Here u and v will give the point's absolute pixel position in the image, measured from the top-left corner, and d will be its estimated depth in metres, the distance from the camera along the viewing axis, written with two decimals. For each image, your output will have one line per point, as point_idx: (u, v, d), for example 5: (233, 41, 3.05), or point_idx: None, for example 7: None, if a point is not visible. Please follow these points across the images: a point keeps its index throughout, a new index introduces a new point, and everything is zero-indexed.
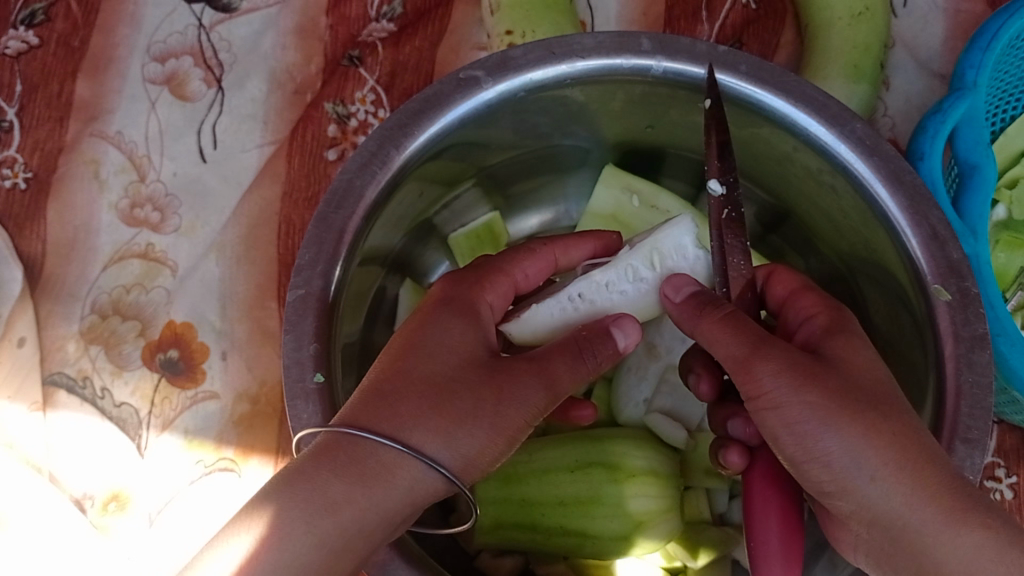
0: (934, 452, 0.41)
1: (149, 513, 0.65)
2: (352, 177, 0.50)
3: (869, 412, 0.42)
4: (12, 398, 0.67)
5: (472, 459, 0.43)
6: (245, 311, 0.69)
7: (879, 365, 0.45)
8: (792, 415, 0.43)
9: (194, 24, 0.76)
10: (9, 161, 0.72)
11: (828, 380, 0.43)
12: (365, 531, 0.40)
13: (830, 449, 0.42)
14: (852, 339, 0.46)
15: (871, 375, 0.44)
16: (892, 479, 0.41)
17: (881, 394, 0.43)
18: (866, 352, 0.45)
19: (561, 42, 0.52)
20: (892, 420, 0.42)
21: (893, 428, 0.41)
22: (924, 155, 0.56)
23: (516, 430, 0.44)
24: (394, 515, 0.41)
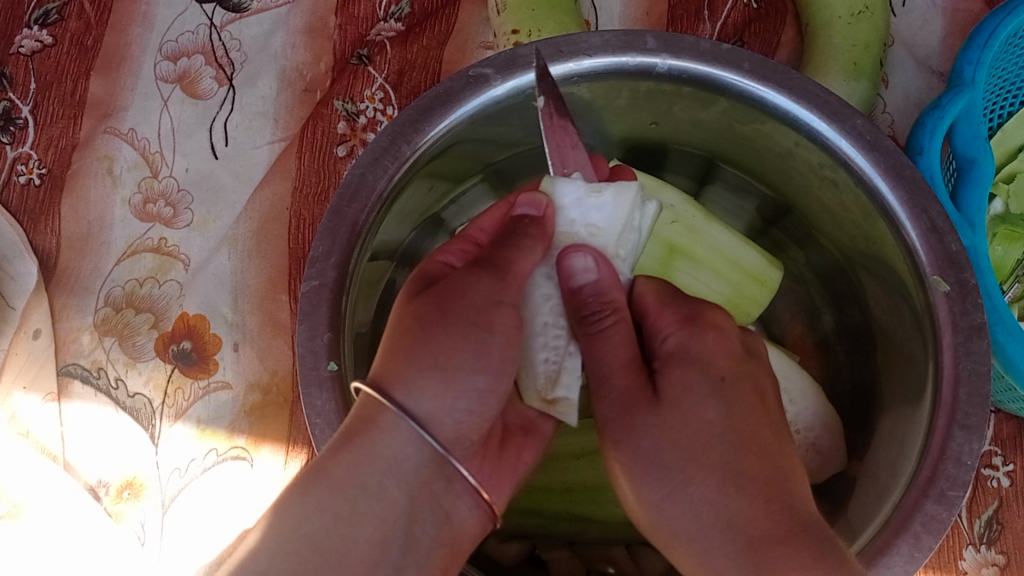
0: (738, 517, 0.41)
1: (164, 500, 0.66)
2: (364, 170, 0.52)
3: (671, 478, 0.44)
4: (27, 387, 0.69)
5: (455, 386, 0.43)
6: (256, 303, 0.70)
7: (715, 405, 0.44)
8: (628, 464, 0.45)
9: (205, 23, 0.77)
10: (24, 157, 0.73)
11: (642, 442, 0.45)
12: (375, 485, 0.42)
13: (660, 501, 0.44)
14: (689, 374, 0.45)
15: (692, 422, 0.44)
16: (699, 535, 0.43)
17: (696, 445, 0.43)
18: (701, 388, 0.44)
19: (568, 41, 0.54)
20: (701, 484, 0.43)
21: (699, 494, 0.43)
22: (922, 151, 0.58)
23: (476, 327, 0.43)
24: (402, 460, 0.42)
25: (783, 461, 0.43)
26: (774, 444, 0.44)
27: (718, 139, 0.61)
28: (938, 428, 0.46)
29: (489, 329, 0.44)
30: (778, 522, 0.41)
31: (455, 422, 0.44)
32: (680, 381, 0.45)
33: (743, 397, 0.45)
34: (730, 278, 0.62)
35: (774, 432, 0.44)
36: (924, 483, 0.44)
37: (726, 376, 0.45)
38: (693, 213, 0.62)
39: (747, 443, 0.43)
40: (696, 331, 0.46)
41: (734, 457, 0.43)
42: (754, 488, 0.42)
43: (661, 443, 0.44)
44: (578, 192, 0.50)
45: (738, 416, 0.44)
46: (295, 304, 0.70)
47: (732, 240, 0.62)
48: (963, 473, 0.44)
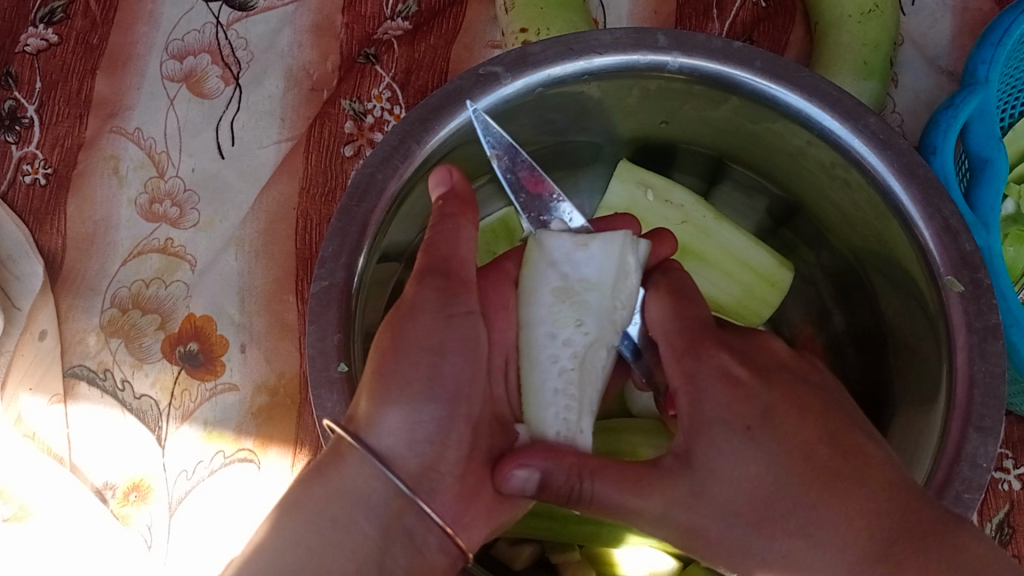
0: (835, 553, 0.39)
1: (171, 502, 0.66)
2: (373, 170, 0.51)
3: (753, 540, 0.41)
4: (33, 389, 0.68)
5: (415, 415, 0.43)
6: (263, 304, 0.70)
7: (755, 456, 0.41)
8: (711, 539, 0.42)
9: (211, 22, 0.77)
10: (30, 157, 0.73)
11: (708, 524, 0.41)
12: (343, 519, 0.41)
13: (755, 563, 0.41)
14: (716, 434, 0.42)
15: (742, 485, 0.41)
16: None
17: (759, 504, 0.40)
18: (731, 448, 0.41)
19: (578, 39, 0.53)
20: (781, 536, 0.40)
21: (783, 547, 0.40)
22: (937, 150, 0.57)
23: (428, 353, 0.44)
24: (369, 493, 0.42)
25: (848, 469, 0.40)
26: (834, 460, 0.40)
27: (729, 138, 0.60)
28: (953, 430, 0.45)
29: (439, 353, 0.44)
30: (869, 541, 0.38)
31: (416, 456, 0.43)
32: (706, 445, 0.42)
33: (780, 434, 0.41)
34: (740, 278, 0.62)
35: (826, 442, 0.41)
36: (939, 486, 0.44)
37: (752, 422, 0.41)
38: (704, 212, 0.62)
39: (804, 476, 0.40)
40: (700, 386, 0.44)
41: (797, 496, 0.40)
42: (835, 518, 0.39)
43: (727, 517, 0.41)
44: (566, 244, 0.50)
45: (778, 457, 0.40)
46: (302, 305, 0.70)
47: (743, 240, 0.62)
48: (978, 475, 0.43)
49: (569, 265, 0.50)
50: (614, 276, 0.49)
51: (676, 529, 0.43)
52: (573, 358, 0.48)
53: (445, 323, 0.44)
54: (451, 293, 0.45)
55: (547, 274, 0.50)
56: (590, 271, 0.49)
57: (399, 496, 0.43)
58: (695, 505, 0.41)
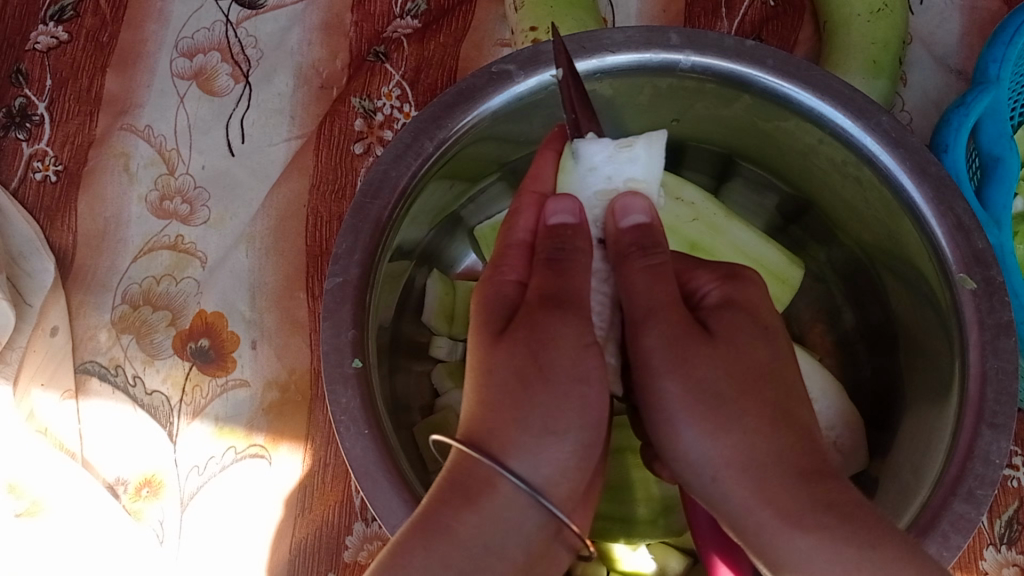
0: (799, 455, 0.38)
1: (183, 497, 0.66)
2: (387, 168, 0.51)
3: (725, 409, 0.39)
4: (45, 385, 0.68)
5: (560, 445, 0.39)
6: (274, 300, 0.70)
7: (764, 347, 0.41)
8: (678, 393, 0.40)
9: (221, 20, 0.77)
10: (40, 154, 0.73)
11: (695, 368, 0.39)
12: (495, 546, 0.38)
13: (701, 435, 0.39)
14: (736, 317, 0.42)
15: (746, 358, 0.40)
16: (732, 479, 0.38)
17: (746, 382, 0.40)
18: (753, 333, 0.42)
19: (591, 37, 0.53)
20: (750, 409, 0.39)
21: (748, 429, 0.38)
22: (948, 147, 0.59)
23: (575, 382, 0.40)
24: (523, 521, 0.38)
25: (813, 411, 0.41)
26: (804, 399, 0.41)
27: (739, 136, 0.61)
28: (965, 427, 0.45)
29: (587, 382, 0.40)
30: (824, 464, 0.38)
31: (568, 482, 0.40)
32: (731, 316, 0.42)
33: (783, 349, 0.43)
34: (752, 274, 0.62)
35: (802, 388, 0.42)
36: (952, 481, 0.44)
37: (768, 324, 0.43)
38: (714, 211, 0.62)
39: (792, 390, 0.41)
40: (737, 285, 0.44)
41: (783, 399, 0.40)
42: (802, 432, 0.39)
43: (716, 372, 0.39)
44: (606, 151, 0.50)
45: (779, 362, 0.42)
46: (313, 302, 0.70)
47: (753, 238, 0.62)
48: (992, 472, 0.44)
49: (613, 166, 0.50)
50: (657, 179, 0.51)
51: (646, 379, 0.41)
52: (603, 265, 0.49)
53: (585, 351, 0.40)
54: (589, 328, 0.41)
55: (588, 181, 0.50)
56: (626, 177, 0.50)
57: (551, 522, 0.39)
58: (701, 346, 0.40)
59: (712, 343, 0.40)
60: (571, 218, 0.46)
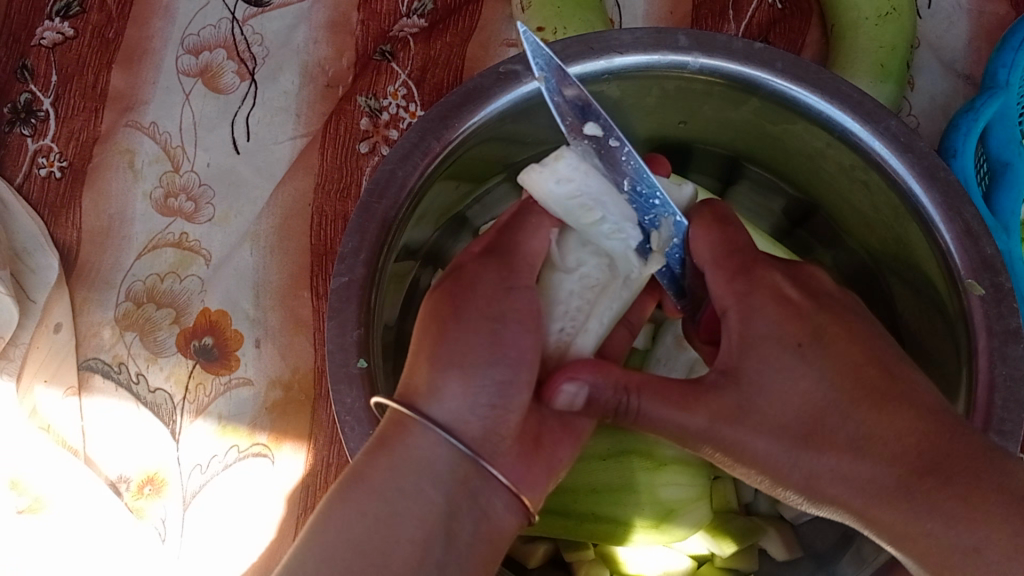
0: (898, 459, 0.41)
1: (186, 496, 0.66)
2: (394, 167, 0.51)
3: (802, 454, 0.42)
4: (48, 381, 0.68)
5: (476, 382, 0.42)
6: (278, 299, 0.70)
7: (806, 374, 0.42)
8: (763, 449, 0.43)
9: (227, 18, 0.77)
10: (45, 150, 0.73)
11: (756, 437, 0.43)
12: (409, 486, 0.41)
13: (805, 468, 0.43)
14: (764, 353, 0.43)
15: (795, 404, 0.42)
16: (852, 485, 0.42)
17: (806, 416, 0.42)
18: (784, 367, 0.43)
19: (599, 38, 0.53)
20: (824, 443, 0.42)
21: (833, 460, 0.42)
22: (955, 153, 0.59)
23: (487, 318, 0.43)
24: (434, 460, 0.42)
25: (896, 392, 0.42)
26: (881, 380, 0.42)
27: (747, 139, 0.61)
28: (972, 434, 0.45)
29: (500, 320, 0.43)
30: (918, 454, 0.41)
31: (480, 419, 0.42)
32: (757, 358, 0.43)
33: (829, 353, 0.43)
34: None
35: (874, 363, 0.43)
36: None
37: (802, 340, 0.43)
38: None
39: (852, 393, 0.42)
40: (753, 302, 0.44)
41: (849, 413, 0.42)
42: (885, 433, 0.41)
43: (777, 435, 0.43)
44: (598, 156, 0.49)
45: (828, 373, 0.42)
46: (318, 301, 0.70)
47: (759, 241, 0.62)
48: None
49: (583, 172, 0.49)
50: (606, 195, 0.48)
51: (719, 444, 0.44)
52: (599, 269, 0.51)
53: (503, 293, 0.44)
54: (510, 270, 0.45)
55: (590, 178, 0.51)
56: (561, 195, 0.48)
57: (464, 460, 0.42)
58: (745, 417, 0.43)
59: (756, 406, 0.43)
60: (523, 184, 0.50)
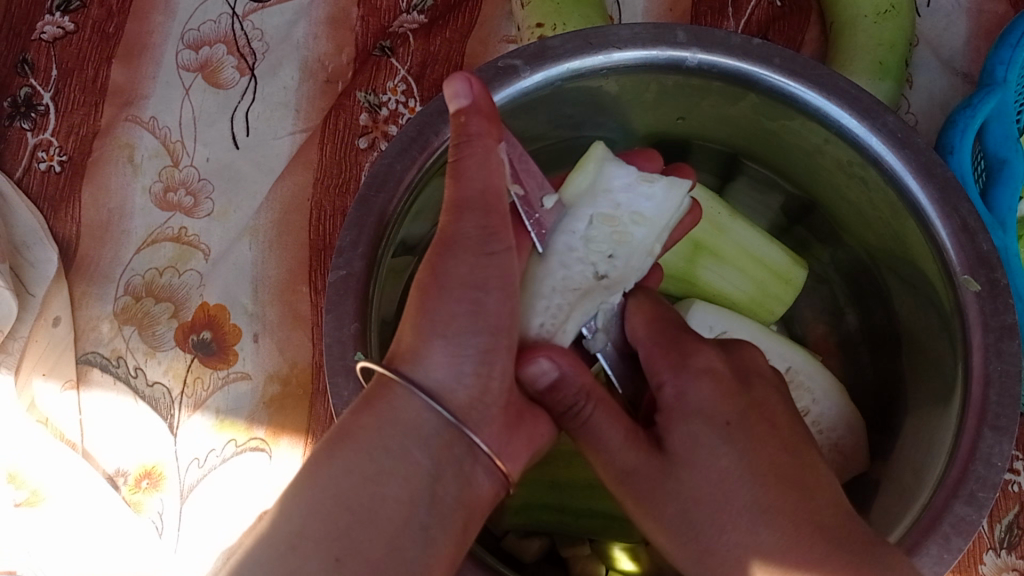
0: (790, 547, 0.40)
1: (183, 490, 0.66)
2: (392, 161, 0.51)
3: (704, 529, 0.42)
4: (46, 375, 0.68)
5: (461, 350, 0.42)
6: (276, 294, 0.70)
7: (727, 452, 0.43)
8: (671, 512, 0.43)
9: (227, 13, 0.77)
10: (45, 144, 0.73)
11: (664, 508, 0.43)
12: (396, 448, 0.41)
13: (703, 544, 0.42)
14: (694, 426, 0.43)
15: (712, 479, 0.42)
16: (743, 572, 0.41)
17: (719, 490, 0.42)
18: (710, 441, 0.43)
19: (598, 33, 0.53)
20: (727, 523, 0.42)
21: (732, 542, 0.42)
22: (954, 149, 0.59)
23: (470, 288, 0.43)
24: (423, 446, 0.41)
25: (807, 483, 0.42)
26: (795, 470, 0.43)
27: (746, 135, 0.61)
28: (967, 429, 0.45)
29: (484, 288, 0.43)
30: (813, 543, 0.40)
31: (465, 388, 0.43)
32: (693, 425, 0.44)
33: (753, 436, 0.43)
34: (754, 275, 0.62)
35: (790, 454, 0.43)
36: (953, 484, 0.44)
37: (730, 418, 0.44)
38: (719, 208, 0.61)
39: (765, 477, 0.42)
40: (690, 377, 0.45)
41: (756, 497, 0.42)
42: (784, 522, 0.41)
43: (684, 504, 0.43)
44: (628, 178, 0.53)
45: (749, 456, 0.43)
46: (316, 297, 0.70)
47: (757, 237, 0.61)
48: (993, 474, 0.44)
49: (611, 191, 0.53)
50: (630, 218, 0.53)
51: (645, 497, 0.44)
52: (582, 275, 0.51)
53: (486, 261, 0.43)
54: (492, 232, 0.43)
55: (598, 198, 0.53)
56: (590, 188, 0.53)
57: (449, 427, 0.42)
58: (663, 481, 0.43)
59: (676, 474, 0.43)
60: (465, 99, 0.43)
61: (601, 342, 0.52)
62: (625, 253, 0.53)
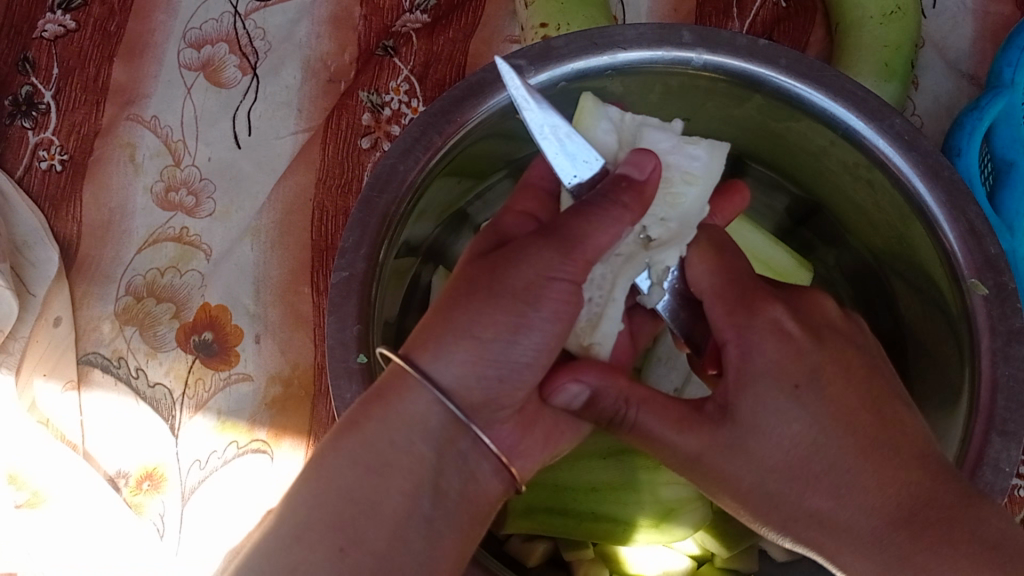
0: (883, 510, 0.41)
1: (184, 491, 0.66)
2: (395, 162, 0.51)
3: (787, 497, 0.43)
4: (47, 375, 0.68)
5: (489, 357, 0.42)
6: (278, 295, 0.70)
7: (797, 418, 0.42)
8: (751, 481, 0.43)
9: (229, 11, 0.76)
10: (46, 143, 0.73)
11: (739, 480, 0.44)
12: (401, 441, 0.41)
13: (794, 507, 0.43)
14: (758, 392, 0.43)
15: (784, 445, 0.42)
16: (834, 531, 0.42)
17: (800, 459, 0.42)
18: (779, 409, 0.43)
19: (603, 33, 0.52)
20: (811, 486, 0.42)
21: (817, 505, 0.42)
22: (961, 152, 0.59)
23: (519, 303, 0.41)
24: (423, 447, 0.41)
25: (885, 440, 0.42)
26: (873, 426, 0.42)
27: (751, 135, 0.60)
28: (975, 435, 0.45)
29: (528, 311, 0.42)
30: (899, 504, 0.41)
31: (482, 388, 0.42)
32: (756, 392, 0.43)
33: (825, 397, 0.43)
34: (758, 274, 0.61)
35: (866, 409, 0.43)
36: None
37: (799, 381, 0.43)
38: None
39: (845, 440, 0.42)
40: (753, 339, 0.44)
41: (838, 463, 0.42)
42: (868, 484, 0.41)
43: (762, 474, 0.43)
44: (669, 140, 0.51)
45: (822, 419, 0.42)
46: (318, 297, 0.70)
47: (762, 240, 0.62)
48: (1001, 481, 0.43)
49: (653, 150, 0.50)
50: (676, 177, 0.50)
51: (715, 475, 0.44)
52: (634, 240, 0.49)
53: (545, 281, 0.42)
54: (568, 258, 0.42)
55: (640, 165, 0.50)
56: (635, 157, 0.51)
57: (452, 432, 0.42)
58: (733, 456, 0.43)
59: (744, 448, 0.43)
60: (636, 172, 0.45)
61: (658, 296, 0.50)
62: (678, 214, 0.50)
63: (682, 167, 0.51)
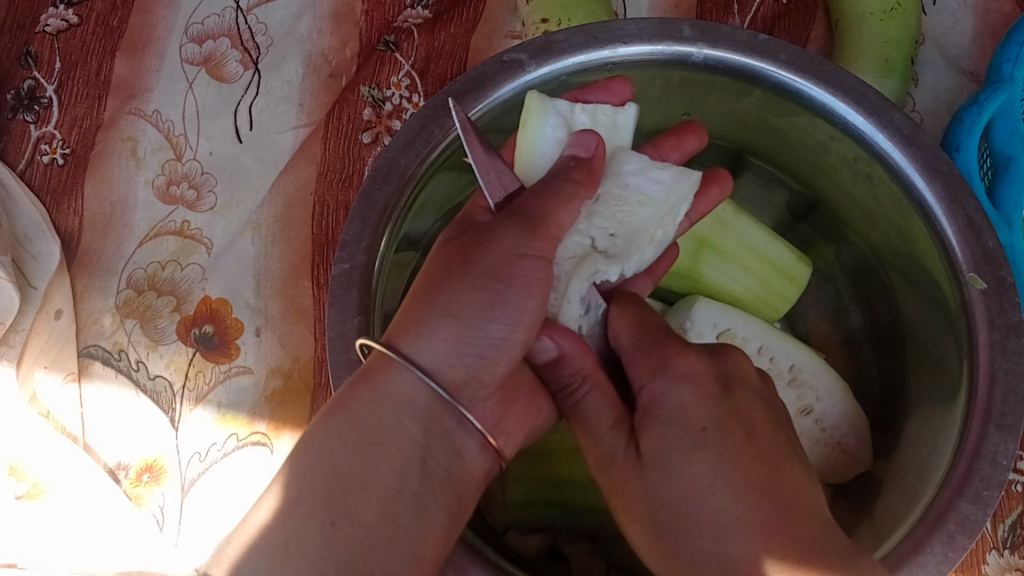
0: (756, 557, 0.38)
1: (183, 484, 0.66)
2: (396, 155, 0.51)
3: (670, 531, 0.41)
4: (48, 367, 0.68)
5: (468, 334, 0.43)
6: (278, 289, 0.70)
7: (699, 459, 0.41)
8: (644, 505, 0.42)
9: (231, 6, 0.77)
10: (48, 137, 0.73)
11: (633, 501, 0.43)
12: (389, 429, 0.42)
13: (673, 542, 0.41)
14: (666, 433, 0.42)
15: (682, 480, 0.41)
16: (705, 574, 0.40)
17: (691, 497, 0.41)
18: (682, 448, 0.41)
19: (604, 28, 0.53)
20: (695, 525, 0.40)
21: (697, 547, 0.40)
22: (960, 146, 0.59)
23: (493, 279, 0.43)
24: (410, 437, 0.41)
25: (779, 491, 0.40)
26: (767, 478, 0.40)
27: (751, 131, 0.60)
28: (973, 427, 0.45)
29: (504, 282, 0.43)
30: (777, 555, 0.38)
31: (463, 366, 0.43)
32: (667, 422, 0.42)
33: (730, 443, 0.41)
34: (759, 272, 0.62)
35: (764, 461, 0.41)
36: (958, 482, 0.43)
37: (707, 425, 0.42)
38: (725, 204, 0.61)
39: (739, 486, 0.40)
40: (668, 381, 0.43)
41: (725, 508, 0.40)
42: (749, 534, 0.39)
43: (651, 499, 0.42)
44: (640, 163, 0.52)
45: (722, 464, 0.41)
46: (318, 291, 0.70)
47: (762, 236, 0.61)
48: (998, 474, 0.43)
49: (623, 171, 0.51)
50: (637, 199, 0.52)
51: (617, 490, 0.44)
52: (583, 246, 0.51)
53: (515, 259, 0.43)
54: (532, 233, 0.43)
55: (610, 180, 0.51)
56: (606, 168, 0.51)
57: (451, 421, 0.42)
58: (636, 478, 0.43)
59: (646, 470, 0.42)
60: (582, 152, 0.48)
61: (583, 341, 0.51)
62: (627, 233, 0.52)
63: (644, 195, 0.52)
